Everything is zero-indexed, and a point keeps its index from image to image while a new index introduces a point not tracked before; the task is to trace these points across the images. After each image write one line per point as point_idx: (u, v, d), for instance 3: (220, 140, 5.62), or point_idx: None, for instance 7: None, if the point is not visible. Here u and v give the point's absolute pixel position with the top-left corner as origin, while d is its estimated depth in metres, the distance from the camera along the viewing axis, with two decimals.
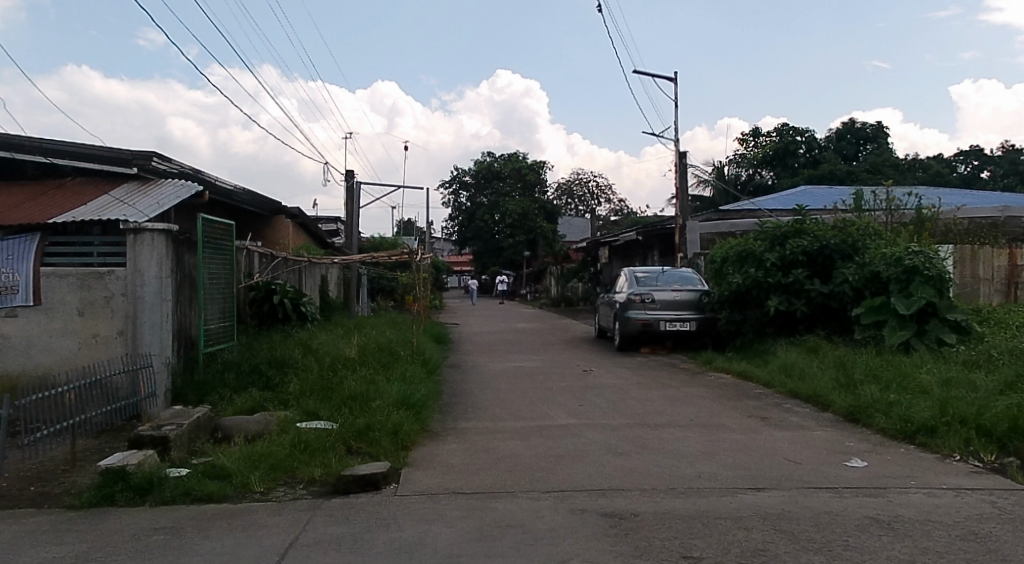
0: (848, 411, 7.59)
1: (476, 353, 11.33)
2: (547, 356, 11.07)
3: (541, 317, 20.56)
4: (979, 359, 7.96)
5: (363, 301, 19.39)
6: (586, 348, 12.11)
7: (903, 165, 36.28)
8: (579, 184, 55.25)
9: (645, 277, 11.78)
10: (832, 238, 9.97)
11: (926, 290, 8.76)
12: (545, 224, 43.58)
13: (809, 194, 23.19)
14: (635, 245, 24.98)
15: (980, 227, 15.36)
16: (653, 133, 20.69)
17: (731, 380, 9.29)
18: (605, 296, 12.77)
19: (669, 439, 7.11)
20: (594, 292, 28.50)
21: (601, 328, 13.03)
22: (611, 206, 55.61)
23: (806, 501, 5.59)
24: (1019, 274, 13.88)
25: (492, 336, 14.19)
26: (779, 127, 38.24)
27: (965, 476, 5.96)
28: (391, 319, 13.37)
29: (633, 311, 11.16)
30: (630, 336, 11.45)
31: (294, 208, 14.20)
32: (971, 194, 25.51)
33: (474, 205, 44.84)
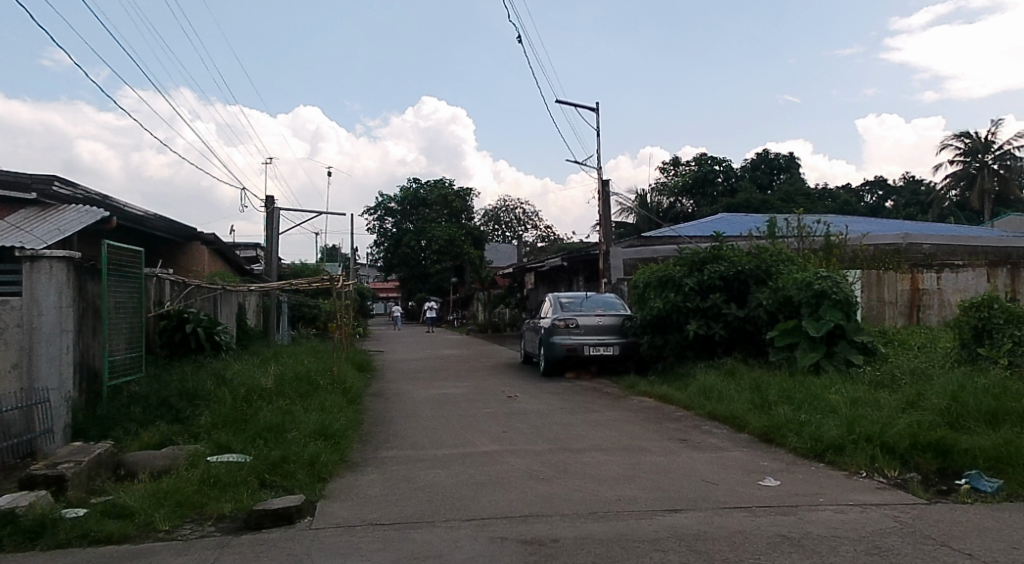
0: (764, 431, 7.83)
1: (398, 381, 11.17)
2: (473, 383, 11.01)
3: (468, 344, 20.48)
4: (884, 379, 8.32)
5: (282, 329, 18.94)
6: (511, 374, 12.09)
7: (814, 195, 38.04)
8: (506, 212, 55.57)
9: (570, 302, 11.90)
10: (747, 264, 10.30)
11: (834, 314, 9.12)
12: (471, 250, 43.65)
13: (729, 221, 23.85)
14: (560, 272, 25.33)
15: (884, 253, 16.14)
16: (576, 162, 21.05)
17: (653, 403, 9.44)
18: (531, 322, 12.80)
19: (592, 463, 7.17)
20: (521, 318, 28.57)
21: (527, 354, 13.03)
22: (539, 232, 56.25)
23: (722, 521, 5.75)
24: (919, 298, 14.92)
25: (418, 363, 14.04)
26: (697, 157, 39.68)
27: (871, 492, 6.30)
28: (312, 347, 13.10)
29: (557, 336, 11.25)
30: (556, 361, 11.51)
31: (209, 233, 13.80)
32: (874, 221, 26.90)
33: (400, 230, 44.62)
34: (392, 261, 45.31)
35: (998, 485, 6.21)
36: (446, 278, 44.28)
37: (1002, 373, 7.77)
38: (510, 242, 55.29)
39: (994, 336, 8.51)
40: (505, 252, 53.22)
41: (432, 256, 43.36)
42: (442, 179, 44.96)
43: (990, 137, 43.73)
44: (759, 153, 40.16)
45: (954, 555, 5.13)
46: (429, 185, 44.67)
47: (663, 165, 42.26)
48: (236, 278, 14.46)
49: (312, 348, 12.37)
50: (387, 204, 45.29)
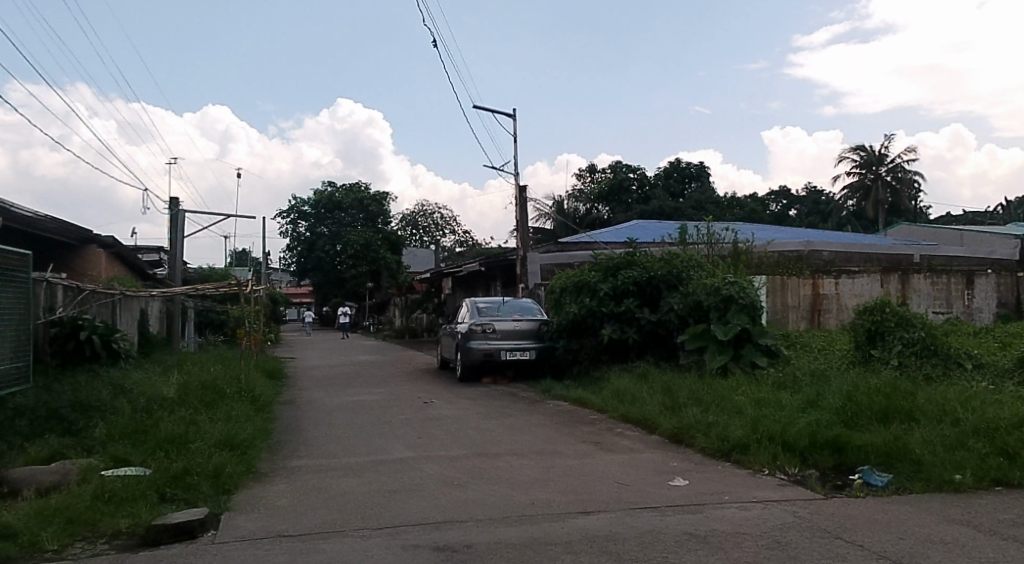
0: (674, 432, 8.04)
1: (311, 389, 10.92)
2: (388, 389, 10.88)
3: (384, 350, 20.23)
4: (786, 380, 8.69)
5: (187, 336, 18.25)
6: (427, 380, 12.00)
7: (723, 203, 39.53)
8: (423, 216, 55.27)
9: (486, 307, 11.93)
10: (659, 269, 10.58)
11: (740, 318, 9.48)
12: (388, 256, 43.38)
13: (641, 229, 24.46)
14: (478, 277, 25.43)
15: (788, 259, 16.90)
16: (493, 168, 21.21)
17: (568, 407, 9.56)
18: (448, 327, 12.77)
19: (507, 468, 7.20)
20: (439, 323, 28.45)
21: (444, 359, 12.99)
22: (459, 237, 56.27)
23: (632, 521, 5.88)
24: (820, 303, 15.88)
25: (332, 369, 13.76)
26: (612, 165, 40.60)
27: (773, 489, 6.58)
28: (219, 354, 12.66)
29: (474, 341, 11.26)
30: (473, 366, 11.53)
31: (107, 236, 13.16)
32: (777, 229, 28.11)
33: (314, 235, 44.05)
34: (305, 265, 44.29)
35: (887, 479, 6.60)
36: (361, 282, 43.15)
37: (891, 373, 8.25)
38: (429, 247, 54.99)
39: (886, 339, 9.02)
40: (424, 258, 52.87)
41: (347, 259, 42.72)
42: (357, 185, 46.17)
43: (885, 151, 46.54)
44: (670, 163, 41.32)
45: (848, 546, 5.40)
46: (344, 189, 44.98)
47: (579, 172, 43.04)
48: (136, 283, 13.87)
49: (219, 356, 11.96)
50: (299, 207, 44.82)
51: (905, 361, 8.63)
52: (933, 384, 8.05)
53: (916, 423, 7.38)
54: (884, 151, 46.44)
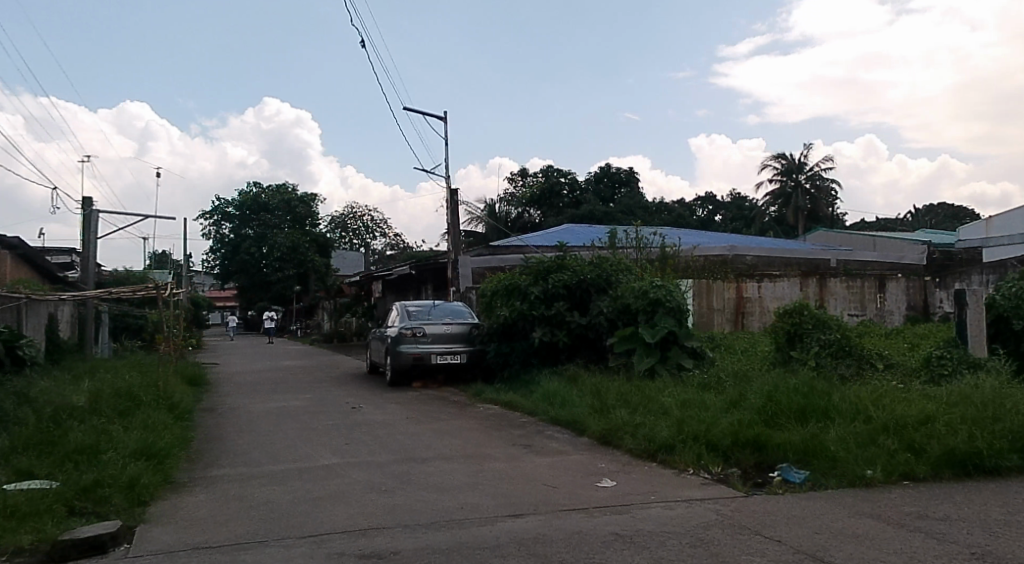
0: (602, 434, 8.16)
1: (234, 395, 10.61)
2: (315, 394, 10.67)
3: (310, 354, 19.83)
4: (710, 382, 8.92)
5: (100, 342, 17.50)
6: (356, 385, 11.83)
7: (651, 208, 40.48)
8: (353, 219, 54.55)
9: (417, 311, 11.85)
10: (589, 273, 10.71)
11: (667, 320, 9.69)
12: (316, 258, 42.55)
13: (571, 232, 24.77)
14: (409, 280, 25.28)
15: (712, 263, 17.41)
16: (425, 171, 21.14)
17: (499, 410, 9.58)
18: (377, 331, 12.62)
19: (435, 473, 7.15)
20: (368, 327, 28.09)
21: (373, 364, 12.83)
22: (389, 240, 55.77)
23: (560, 523, 5.92)
24: (743, 305, 16.49)
25: (256, 375, 13.41)
26: (543, 169, 41.61)
27: (697, 488, 6.74)
28: (136, 361, 12.18)
29: (404, 345, 11.16)
30: (402, 370, 11.40)
31: (13, 237, 12.50)
32: (701, 233, 29.00)
33: (238, 237, 43.17)
34: (230, 268, 43.52)
35: (805, 476, 6.85)
36: (291, 286, 42.40)
37: (809, 373, 8.57)
38: (360, 250, 54.32)
39: (804, 340, 9.37)
40: (354, 260, 52.21)
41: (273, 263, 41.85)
42: (284, 185, 45.36)
43: (804, 160, 48.54)
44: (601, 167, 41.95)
45: (766, 542, 5.57)
46: (269, 189, 44.22)
47: (511, 175, 43.50)
48: (45, 287, 13.20)
49: (136, 362, 11.52)
50: (223, 208, 43.81)
51: (822, 361, 8.98)
52: (847, 383, 8.41)
53: (831, 421, 7.69)
54: (804, 160, 48.45)
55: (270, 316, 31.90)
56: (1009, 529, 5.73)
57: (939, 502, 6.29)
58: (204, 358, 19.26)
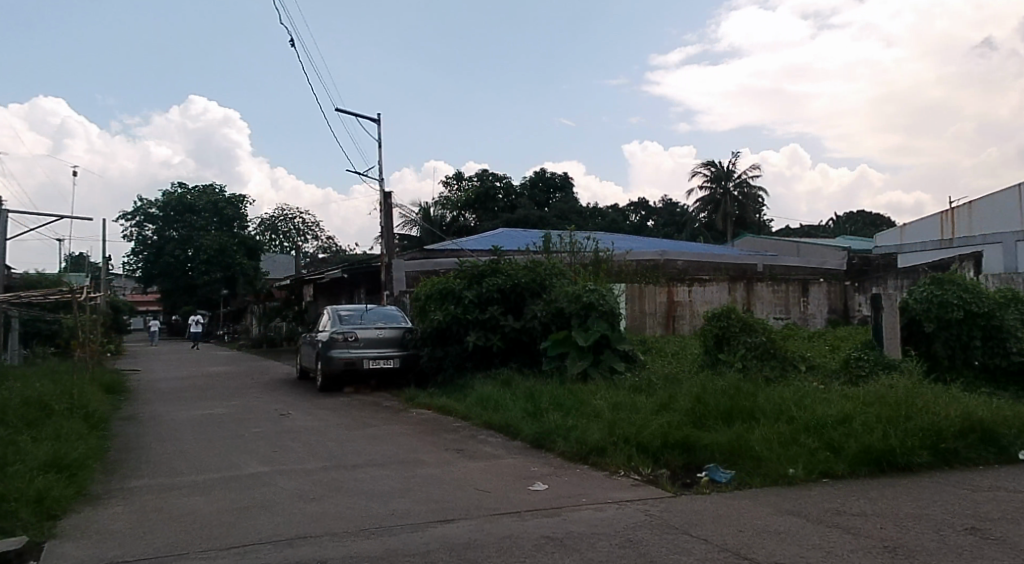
0: (535, 437, 8.19)
1: (155, 403, 10.23)
2: (241, 401, 10.39)
3: (237, 360, 19.30)
4: (641, 384, 9.08)
5: (9, 349, 16.64)
6: (285, 391, 11.57)
7: (585, 213, 41.04)
8: (283, 221, 53.37)
9: (349, 315, 11.69)
10: (523, 277, 10.77)
11: (600, 324, 9.82)
12: (244, 261, 41.96)
13: (505, 237, 24.86)
14: (341, 284, 24.93)
15: (644, 268, 17.72)
16: (358, 174, 20.94)
17: (432, 415, 9.51)
18: (308, 336, 12.39)
19: (366, 479, 7.04)
20: (298, 332, 27.54)
21: (304, 369, 12.59)
22: (320, 243, 54.87)
23: (491, 527, 5.92)
24: (675, 309, 16.82)
25: (179, 382, 12.97)
26: (480, 174, 41.33)
27: (627, 489, 6.84)
28: (48, 368, 11.61)
29: (335, 350, 10.99)
30: (333, 375, 11.22)
31: None
32: (632, 238, 29.50)
33: (162, 239, 42.07)
34: (154, 270, 42.38)
35: (731, 475, 7.03)
36: (217, 289, 41.88)
37: (735, 376, 8.81)
38: (291, 253, 53.20)
39: (731, 343, 9.63)
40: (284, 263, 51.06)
41: (199, 266, 41.07)
42: (211, 185, 44.34)
43: (733, 168, 50.06)
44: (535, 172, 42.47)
45: (693, 541, 5.68)
46: (195, 190, 43.29)
47: (446, 179, 43.50)
48: None
49: (49, 370, 10.98)
50: (145, 209, 42.51)
51: (748, 364, 9.24)
52: (771, 385, 8.67)
53: (756, 422, 7.93)
54: (732, 168, 49.98)
55: (195, 321, 30.82)
56: (919, 522, 6.00)
57: (855, 498, 6.55)
58: (123, 365, 18.54)
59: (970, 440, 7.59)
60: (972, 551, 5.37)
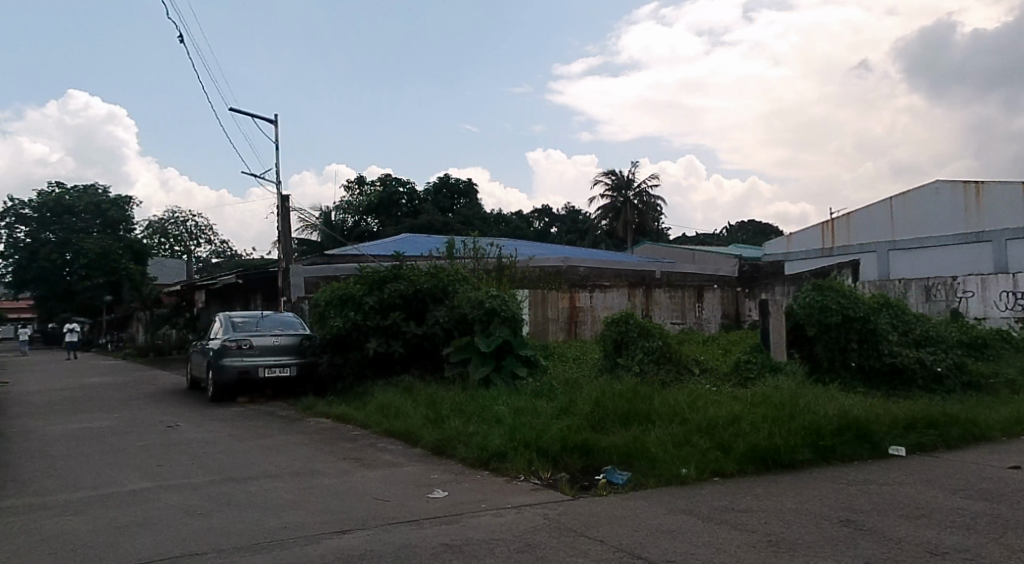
0: (436, 444, 8.14)
1: (27, 418, 9.53)
2: (125, 413, 9.83)
3: (120, 371, 18.26)
4: (543, 389, 9.18)
5: None
6: (174, 402, 11.04)
7: (490, 219, 41.39)
8: (172, 224, 51.12)
9: (243, 322, 11.31)
10: (425, 282, 10.70)
11: (502, 330, 9.89)
12: (132, 266, 39.50)
13: (408, 242, 24.70)
14: (235, 290, 24.14)
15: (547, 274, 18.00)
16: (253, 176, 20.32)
17: (330, 424, 9.29)
18: (199, 344, 11.89)
19: (258, 492, 6.80)
20: (188, 340, 26.44)
21: (195, 379, 12.07)
22: (214, 247, 52.83)
23: (388, 537, 5.83)
24: (577, 314, 17.49)
25: (54, 394, 12.15)
26: (383, 179, 40.98)
27: (528, 493, 6.89)
28: None
29: (227, 358, 10.60)
30: (226, 385, 10.81)
31: None
32: (534, 244, 29.99)
33: (36, 240, 39.65)
34: (27, 274, 39.69)
35: (627, 477, 7.18)
36: (98, 295, 39.06)
37: (633, 379, 9.04)
38: (183, 257, 50.95)
39: (629, 347, 9.89)
40: (174, 267, 48.82)
41: (78, 270, 38.75)
42: (93, 185, 42.40)
43: (633, 177, 51.67)
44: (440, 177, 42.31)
45: (589, 542, 5.78)
46: (76, 190, 41.46)
47: (349, 183, 42.90)
48: None
49: None
50: (18, 209, 40.08)
51: (645, 367, 9.51)
52: (667, 388, 8.96)
53: (652, 423, 8.16)
54: (632, 177, 51.59)
55: (73, 329, 28.94)
56: (800, 516, 6.33)
57: (743, 495, 6.83)
58: None
59: (847, 437, 8.04)
60: (846, 542, 5.70)
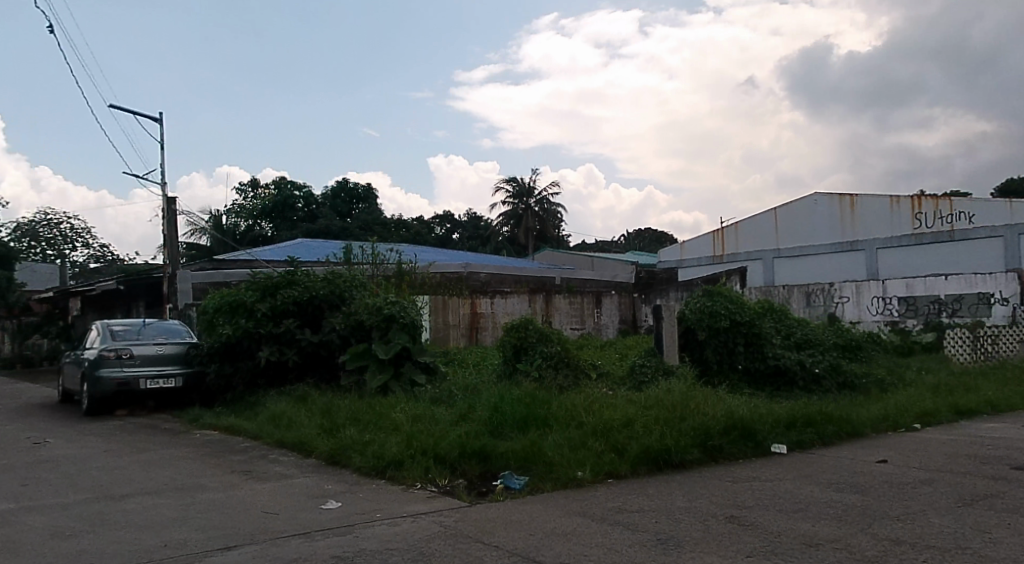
0: (330, 453, 7.94)
1: None
2: None
3: None
4: (441, 396, 9.15)
5: None
6: (43, 417, 10.31)
7: (390, 225, 41.09)
8: (45, 226, 47.85)
9: (123, 331, 10.70)
10: (321, 289, 10.44)
11: (401, 336, 9.78)
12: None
13: (304, 247, 24.18)
14: (115, 297, 22.91)
15: (448, 280, 18.01)
16: None
17: (218, 436, 8.91)
18: (72, 354, 11.16)
19: (137, 510, 6.43)
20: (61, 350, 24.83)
21: (67, 392, 11.31)
22: (94, 251, 49.81)
23: (276, 551, 5.63)
24: (478, 321, 17.52)
25: None
26: (277, 181, 40.19)
27: (423, 501, 6.82)
28: None
29: (105, 369, 9.97)
30: (103, 397, 10.18)
31: None
32: (432, 250, 29.98)
33: None
34: None
35: (524, 481, 7.22)
36: None
37: (531, 385, 9.12)
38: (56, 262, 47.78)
39: (529, 353, 10.00)
40: (46, 272, 45.70)
41: None
42: None
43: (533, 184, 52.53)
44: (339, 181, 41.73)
45: (484, 548, 5.77)
46: None
47: (242, 186, 41.61)
48: None
49: None
50: None
51: (543, 372, 9.62)
52: (564, 392, 9.09)
53: (549, 428, 8.26)
54: (532, 184, 52.41)
55: None
56: (687, 515, 6.54)
57: (635, 495, 7.01)
58: None
59: (733, 436, 8.38)
60: (730, 537, 5.95)
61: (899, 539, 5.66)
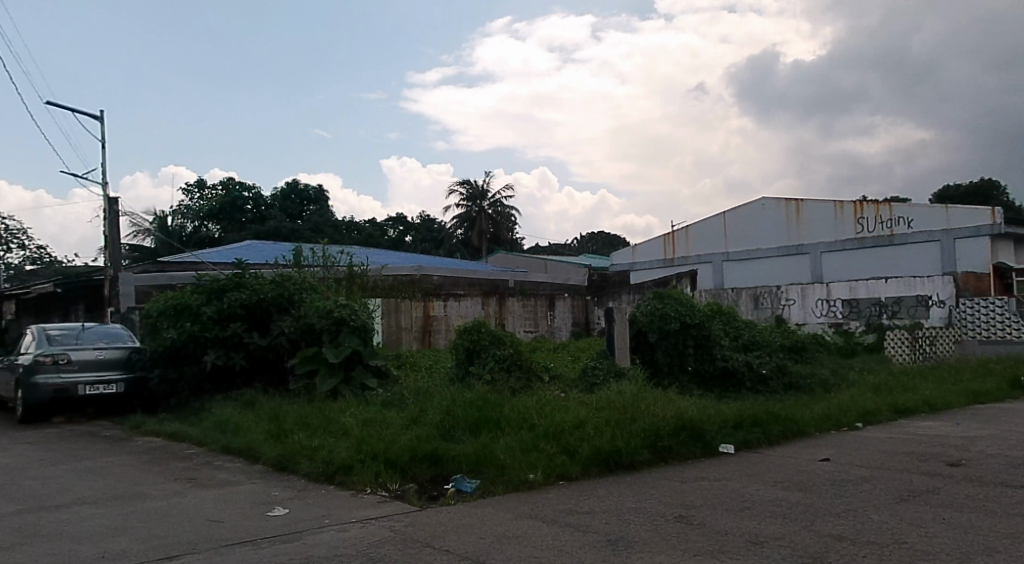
0: (278, 459, 7.81)
1: None
2: None
3: None
4: (393, 400, 9.07)
5: None
6: None
7: (342, 227, 40.69)
8: None
9: (60, 336, 10.35)
10: (269, 292, 10.25)
11: (351, 340, 9.67)
12: None
13: (250, 248, 23.80)
14: (52, 300, 22.14)
15: (401, 282, 17.89)
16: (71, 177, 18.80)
17: (162, 443, 8.69)
18: (6, 360, 10.75)
19: (74, 520, 6.21)
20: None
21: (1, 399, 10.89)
22: (31, 253, 48.10)
23: (221, 559, 5.50)
24: (430, 323, 17.45)
25: None
26: (226, 181, 39.64)
27: (373, 506, 6.75)
28: None
29: (41, 375, 9.63)
30: (40, 404, 9.83)
31: None
32: (384, 253, 29.77)
33: None
34: None
35: (475, 485, 7.20)
36: None
37: (482, 387, 9.11)
38: None
39: (481, 356, 9.99)
40: None
41: None
42: None
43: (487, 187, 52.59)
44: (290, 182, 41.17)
45: (434, 553, 5.73)
46: None
47: (189, 187, 40.77)
48: None
49: None
50: None
51: (495, 375, 9.61)
52: (516, 395, 9.10)
53: (500, 430, 8.25)
54: (486, 186, 52.46)
55: None
56: (637, 515, 6.61)
57: (586, 496, 7.06)
58: None
59: (682, 437, 8.50)
60: (678, 536, 6.03)
61: (840, 535, 5.81)
